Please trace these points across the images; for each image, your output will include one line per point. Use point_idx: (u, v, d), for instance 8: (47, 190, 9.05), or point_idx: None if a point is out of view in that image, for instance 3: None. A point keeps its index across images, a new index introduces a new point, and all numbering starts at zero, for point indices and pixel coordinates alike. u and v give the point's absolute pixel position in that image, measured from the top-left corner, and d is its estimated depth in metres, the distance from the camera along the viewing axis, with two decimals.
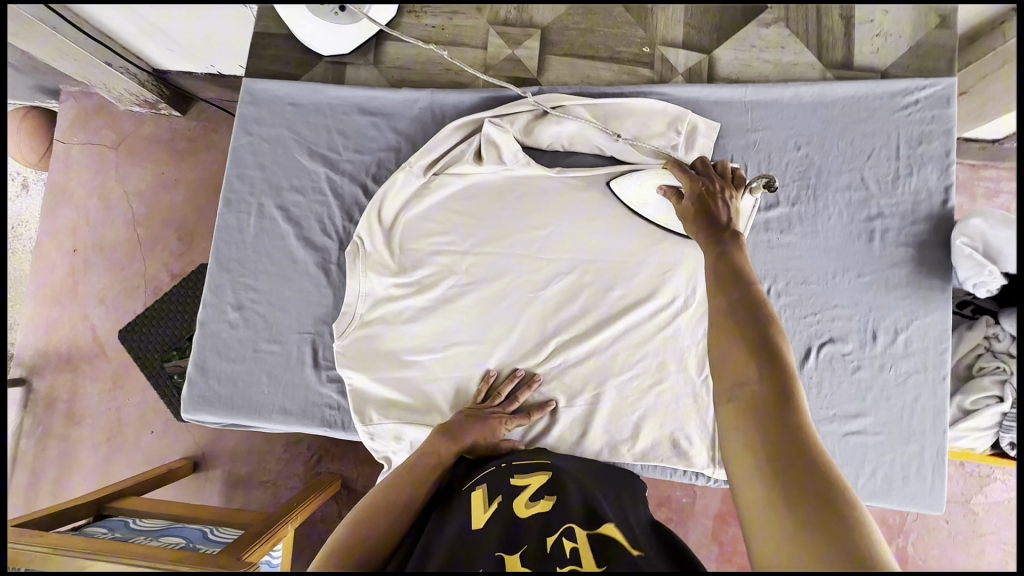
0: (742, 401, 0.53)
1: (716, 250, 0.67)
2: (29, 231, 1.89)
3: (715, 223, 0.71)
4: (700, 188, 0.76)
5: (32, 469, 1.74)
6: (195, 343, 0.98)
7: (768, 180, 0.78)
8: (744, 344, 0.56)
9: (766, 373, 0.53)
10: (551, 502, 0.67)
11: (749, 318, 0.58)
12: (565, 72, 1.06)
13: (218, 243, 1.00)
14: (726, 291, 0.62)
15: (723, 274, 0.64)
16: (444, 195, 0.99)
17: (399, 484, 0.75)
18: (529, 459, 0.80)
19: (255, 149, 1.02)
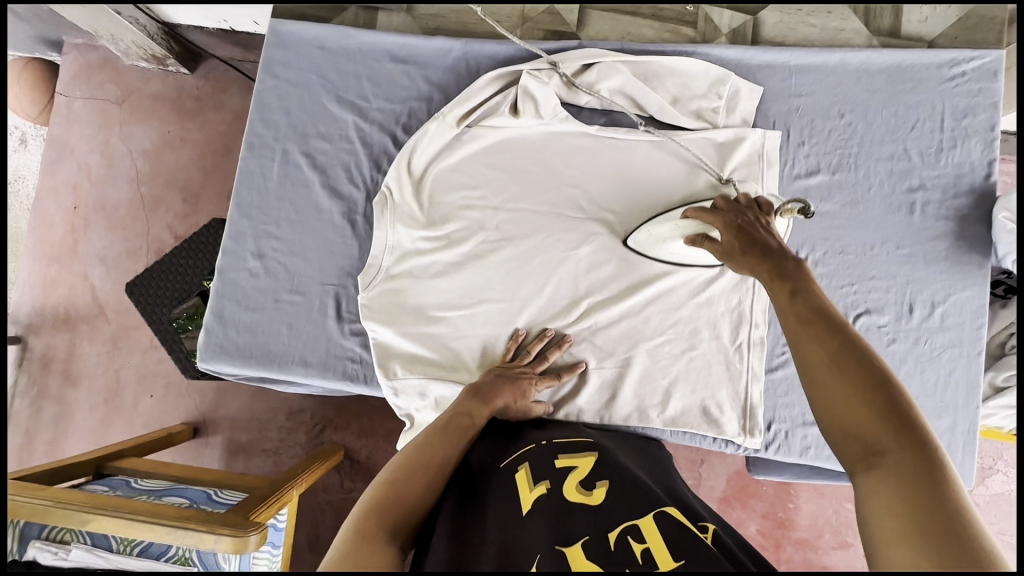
0: (881, 471, 0.49)
1: (789, 291, 0.64)
2: (27, 187, 1.84)
3: (766, 249, 0.69)
4: (738, 220, 0.74)
5: (27, 428, 1.70)
6: (213, 291, 0.94)
7: (804, 204, 0.73)
8: (865, 403, 0.53)
9: (899, 437, 0.50)
10: (603, 488, 0.67)
11: (863, 370, 0.55)
12: (605, 28, 1.06)
13: (241, 188, 0.96)
14: (829, 337, 0.58)
15: (813, 323, 0.60)
16: (476, 148, 0.96)
17: (435, 442, 0.73)
18: (568, 438, 0.81)
19: (281, 93, 0.97)
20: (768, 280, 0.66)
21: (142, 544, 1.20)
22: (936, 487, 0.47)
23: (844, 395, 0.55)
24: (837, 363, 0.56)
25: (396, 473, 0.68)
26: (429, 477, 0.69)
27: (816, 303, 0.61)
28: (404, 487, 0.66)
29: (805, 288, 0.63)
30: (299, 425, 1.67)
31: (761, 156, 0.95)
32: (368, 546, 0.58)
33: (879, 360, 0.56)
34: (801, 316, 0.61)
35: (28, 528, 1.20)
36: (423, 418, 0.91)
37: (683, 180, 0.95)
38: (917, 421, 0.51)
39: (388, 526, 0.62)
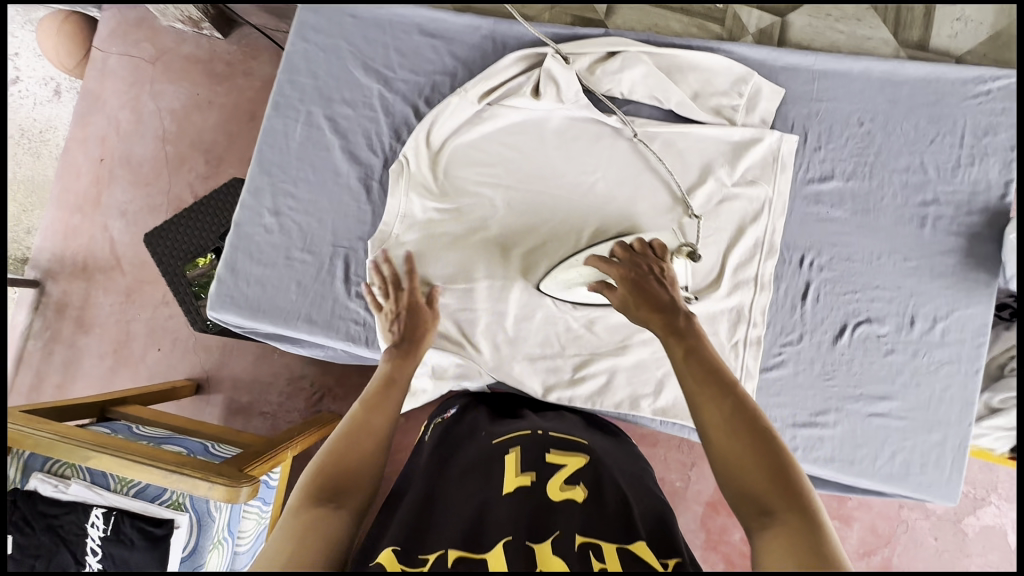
0: (773, 531, 0.53)
1: (683, 349, 0.68)
2: (57, 138, 1.89)
3: (661, 304, 0.74)
4: (632, 273, 0.78)
5: (38, 369, 1.76)
6: (228, 243, 0.97)
7: (689, 247, 0.84)
8: (756, 461, 0.58)
9: (786, 499, 0.55)
10: (584, 490, 0.71)
11: (752, 430, 0.60)
12: (633, 18, 1.07)
13: (263, 146, 0.99)
14: (721, 398, 0.63)
15: (706, 382, 0.65)
16: (495, 126, 0.97)
17: (370, 402, 0.77)
18: (563, 432, 0.84)
19: (310, 56, 1.00)
20: (664, 336, 0.71)
21: (138, 486, 1.24)
22: (822, 547, 0.51)
23: (738, 452, 0.59)
24: (732, 421, 0.61)
25: (335, 449, 0.72)
26: (370, 444, 0.73)
27: (708, 362, 0.66)
28: (346, 451, 0.72)
29: (700, 348, 0.68)
30: (298, 391, 1.70)
31: (775, 159, 0.95)
32: (305, 520, 0.63)
33: (764, 419, 0.61)
34: (696, 374, 0.66)
35: (32, 461, 1.26)
36: (419, 383, 0.96)
37: (695, 175, 0.96)
38: (801, 482, 0.56)
39: (325, 487, 0.67)
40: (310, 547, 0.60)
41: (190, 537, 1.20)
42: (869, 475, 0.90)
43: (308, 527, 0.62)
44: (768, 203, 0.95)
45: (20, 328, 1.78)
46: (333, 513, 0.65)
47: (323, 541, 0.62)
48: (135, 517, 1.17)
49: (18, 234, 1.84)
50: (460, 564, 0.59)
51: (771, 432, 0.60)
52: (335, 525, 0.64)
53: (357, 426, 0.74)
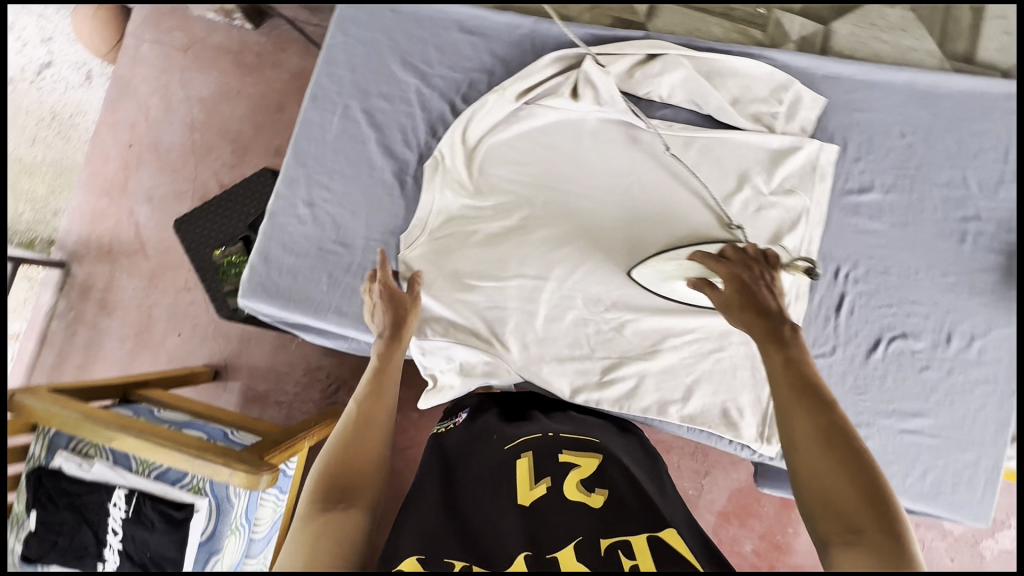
0: (859, 549, 0.52)
1: (784, 358, 0.65)
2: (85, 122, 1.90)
3: (766, 311, 0.70)
4: (743, 274, 0.74)
5: (61, 349, 1.78)
6: (262, 232, 0.98)
7: (810, 264, 0.76)
8: (845, 477, 0.56)
9: (877, 522, 0.53)
10: (604, 495, 0.70)
11: (846, 449, 0.57)
12: (675, 22, 1.07)
13: (299, 137, 0.99)
14: (815, 412, 0.60)
15: (799, 392, 0.62)
16: (531, 125, 0.97)
17: (364, 400, 0.81)
18: (575, 433, 0.83)
19: (349, 49, 1.00)
20: (764, 342, 0.68)
21: (159, 469, 1.25)
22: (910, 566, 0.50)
23: (825, 467, 0.57)
24: (825, 436, 0.58)
25: (337, 452, 0.75)
26: (370, 440, 0.77)
27: (808, 373, 0.63)
28: (347, 453, 0.75)
29: (798, 357, 0.64)
30: (315, 381, 1.72)
31: (814, 169, 0.94)
32: (317, 527, 0.67)
33: (859, 439, 0.58)
34: (789, 383, 0.63)
35: (57, 439, 1.28)
36: (446, 380, 0.95)
37: (732, 182, 0.95)
38: (890, 499, 0.55)
39: (333, 491, 0.71)
40: (327, 553, 0.64)
41: (208, 522, 1.22)
42: (898, 492, 0.89)
43: (324, 532, 0.66)
44: (805, 213, 0.94)
45: (45, 308, 1.81)
46: (345, 515, 0.68)
47: (338, 542, 0.66)
48: (156, 500, 1.18)
49: (45, 216, 1.84)
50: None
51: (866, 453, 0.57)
52: (348, 525, 0.68)
53: (356, 424, 0.78)
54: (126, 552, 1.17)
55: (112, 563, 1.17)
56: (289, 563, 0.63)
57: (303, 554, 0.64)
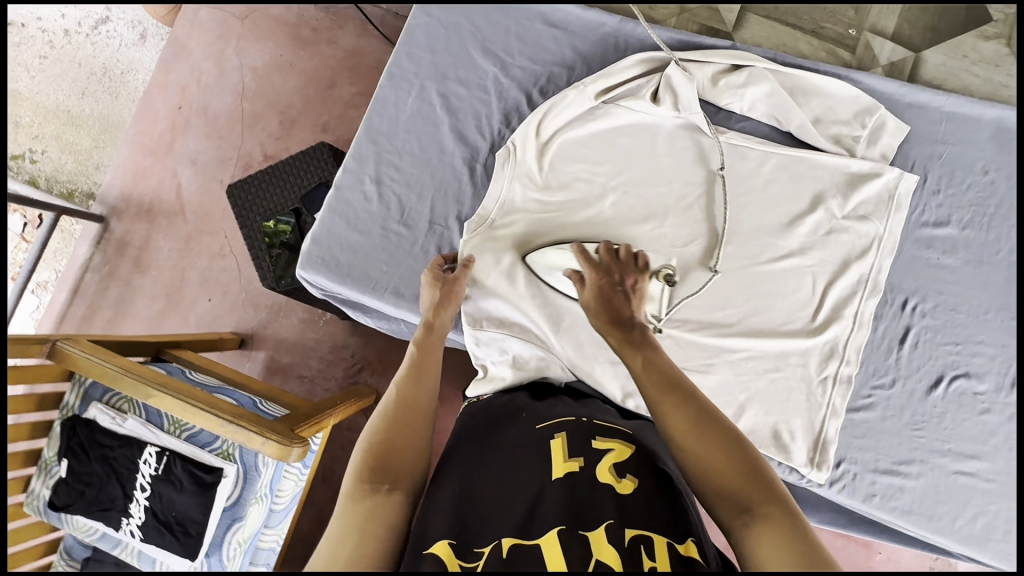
0: (753, 515, 0.57)
1: (643, 360, 0.71)
2: (134, 80, 1.90)
3: (621, 317, 0.76)
4: (603, 282, 0.81)
5: (92, 302, 1.79)
6: (326, 204, 0.98)
7: (669, 272, 0.85)
8: (728, 462, 0.62)
9: (758, 484, 0.60)
10: (632, 482, 0.69)
11: (716, 426, 0.64)
12: (762, 34, 1.10)
13: (372, 113, 0.99)
14: (681, 402, 0.66)
15: (668, 389, 0.67)
16: (607, 125, 0.96)
17: (404, 385, 0.81)
18: (606, 422, 0.82)
19: (430, 31, 1.00)
20: (621, 348, 0.74)
21: (190, 430, 1.25)
22: (802, 531, 0.55)
23: (709, 457, 0.62)
24: (698, 422, 0.64)
25: (379, 436, 0.75)
26: (412, 424, 0.77)
27: (665, 372, 0.69)
28: (388, 436, 0.75)
29: (656, 357, 0.70)
30: (340, 360, 1.71)
31: (891, 197, 0.92)
32: (364, 508, 0.66)
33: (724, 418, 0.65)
34: (657, 382, 0.68)
35: (92, 390, 1.30)
36: (496, 372, 0.93)
37: (806, 202, 0.94)
38: (766, 472, 0.61)
39: (375, 470, 0.71)
40: (372, 535, 0.64)
41: (235, 488, 1.22)
42: (947, 534, 0.86)
43: (371, 513, 0.66)
44: (878, 240, 0.92)
45: (80, 260, 1.82)
46: (389, 496, 0.68)
47: (384, 523, 0.65)
48: (186, 461, 1.18)
49: (86, 168, 1.85)
50: (515, 552, 0.61)
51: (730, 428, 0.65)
52: (392, 506, 0.68)
53: (398, 408, 0.79)
54: (151, 509, 1.17)
55: (137, 518, 1.18)
56: (335, 542, 0.63)
57: (351, 534, 0.63)
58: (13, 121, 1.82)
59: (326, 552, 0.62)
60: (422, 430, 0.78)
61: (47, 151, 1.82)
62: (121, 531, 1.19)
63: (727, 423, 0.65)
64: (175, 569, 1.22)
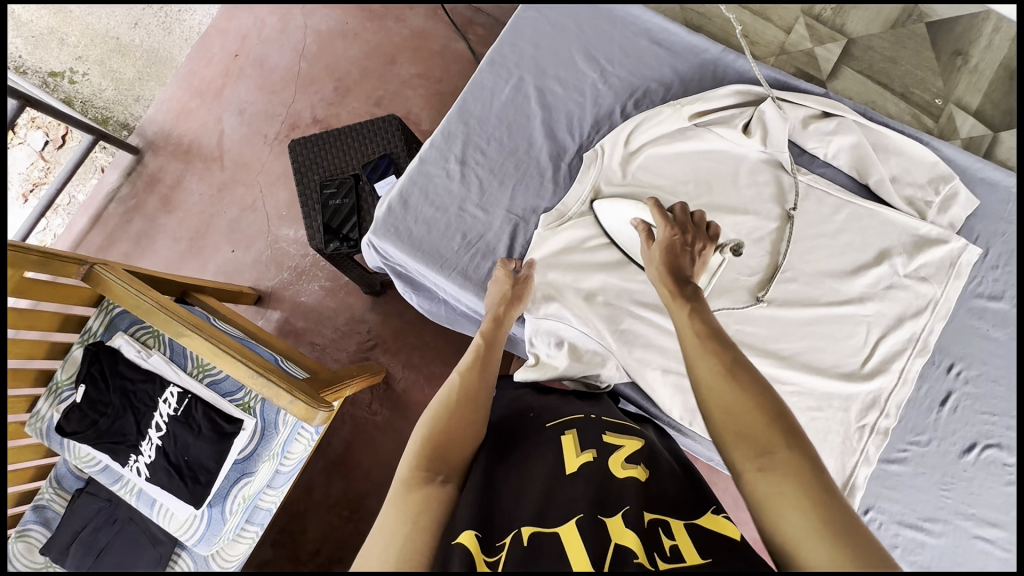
0: (771, 462, 0.58)
1: (687, 309, 0.75)
2: (191, 19, 1.88)
3: (679, 271, 0.81)
4: (675, 238, 0.84)
5: (112, 232, 1.76)
6: (408, 174, 0.99)
7: (736, 245, 0.91)
8: (753, 408, 0.62)
9: (783, 434, 0.60)
10: (647, 470, 0.72)
11: (748, 371, 0.66)
12: (853, 88, 1.18)
13: (468, 96, 1.02)
14: (718, 353, 0.68)
15: (707, 338, 0.70)
16: (695, 147, 0.98)
17: (467, 378, 0.81)
18: (612, 417, 0.83)
19: (537, 27, 1.03)
20: (669, 297, 0.79)
21: (213, 377, 1.24)
22: (824, 484, 0.56)
23: (734, 400, 0.63)
24: (731, 369, 0.66)
25: (437, 425, 0.74)
26: (469, 417, 0.76)
27: (710, 324, 0.72)
28: (445, 428, 0.74)
29: (701, 308, 0.74)
30: (355, 333, 1.65)
31: (952, 265, 0.95)
32: (419, 497, 0.64)
33: (754, 367, 0.67)
34: (697, 332, 0.71)
35: (118, 320, 1.27)
36: (553, 364, 0.93)
37: (871, 255, 0.96)
38: (795, 426, 0.61)
39: (430, 465, 0.69)
40: (425, 520, 0.62)
41: (250, 441, 1.20)
42: None
43: (425, 501, 0.64)
44: (934, 303, 0.95)
45: (107, 188, 1.78)
46: (444, 487, 0.67)
47: (440, 513, 0.63)
48: (208, 407, 1.17)
49: (125, 98, 1.81)
50: (536, 540, 0.61)
51: (759, 375, 0.66)
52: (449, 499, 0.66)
53: (460, 400, 0.78)
54: (163, 450, 1.15)
55: (146, 457, 1.15)
56: (389, 531, 0.61)
57: (405, 521, 0.61)
58: (59, 37, 1.78)
59: (380, 540, 0.60)
60: (479, 425, 0.77)
61: (89, 74, 1.78)
62: (126, 467, 1.16)
63: (759, 376, 0.66)
64: (172, 516, 1.18)
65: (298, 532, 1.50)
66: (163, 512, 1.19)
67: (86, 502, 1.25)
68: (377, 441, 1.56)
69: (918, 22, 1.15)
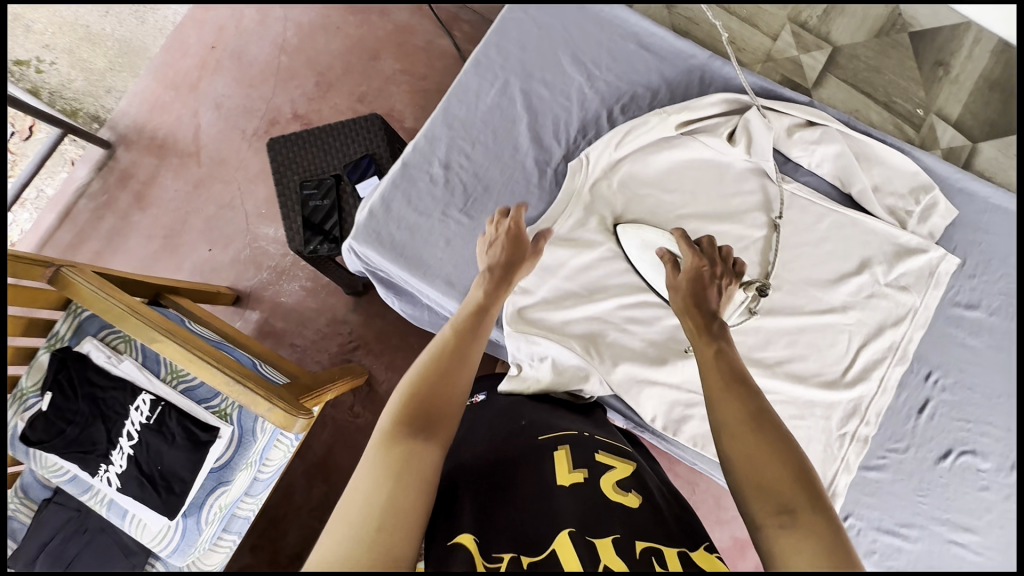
0: (791, 521, 0.54)
1: (715, 349, 0.72)
2: (165, 9, 1.81)
3: (705, 306, 0.78)
4: (703, 268, 0.82)
5: (83, 230, 1.69)
6: (390, 177, 0.97)
7: (760, 285, 0.89)
8: (777, 460, 0.58)
9: (808, 495, 0.55)
10: (639, 498, 0.68)
11: (772, 420, 0.62)
12: (837, 97, 1.18)
13: (452, 98, 1.00)
14: (741, 396, 0.65)
15: (730, 382, 0.67)
16: (681, 155, 0.98)
17: (458, 334, 0.77)
18: (606, 438, 0.82)
19: (523, 28, 1.01)
20: (696, 333, 0.76)
21: (188, 383, 1.21)
22: (845, 552, 0.51)
23: (755, 450, 0.59)
24: (753, 417, 0.62)
25: (424, 377, 0.70)
26: (459, 373, 0.72)
27: (733, 365, 0.69)
28: (435, 380, 0.69)
29: (727, 350, 0.72)
30: (337, 334, 1.61)
31: (932, 274, 0.97)
32: (402, 451, 0.60)
33: (778, 418, 0.62)
34: (719, 372, 0.69)
35: (87, 324, 1.23)
36: (532, 375, 0.92)
37: (853, 264, 0.97)
38: (819, 485, 0.57)
39: (414, 419, 0.65)
40: (406, 479, 0.58)
41: (227, 449, 1.16)
42: None
43: (407, 457, 0.60)
44: (913, 312, 0.96)
45: (76, 184, 1.72)
46: (428, 444, 0.62)
47: (421, 472, 0.59)
48: (182, 416, 1.13)
49: (96, 90, 1.74)
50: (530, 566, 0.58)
51: (785, 428, 0.62)
52: (439, 451, 0.63)
53: (451, 353, 0.74)
54: (135, 459, 1.11)
55: (116, 467, 1.11)
56: (371, 483, 0.57)
57: (390, 473, 0.58)
58: (24, 24, 1.69)
59: (359, 495, 0.56)
60: (467, 379, 0.73)
61: (56, 63, 1.71)
62: (96, 477, 1.12)
63: (784, 429, 0.62)
64: (145, 527, 1.15)
65: (277, 537, 1.47)
66: (135, 523, 1.15)
67: (53, 513, 1.20)
68: (359, 444, 1.54)
69: (901, 32, 1.17)
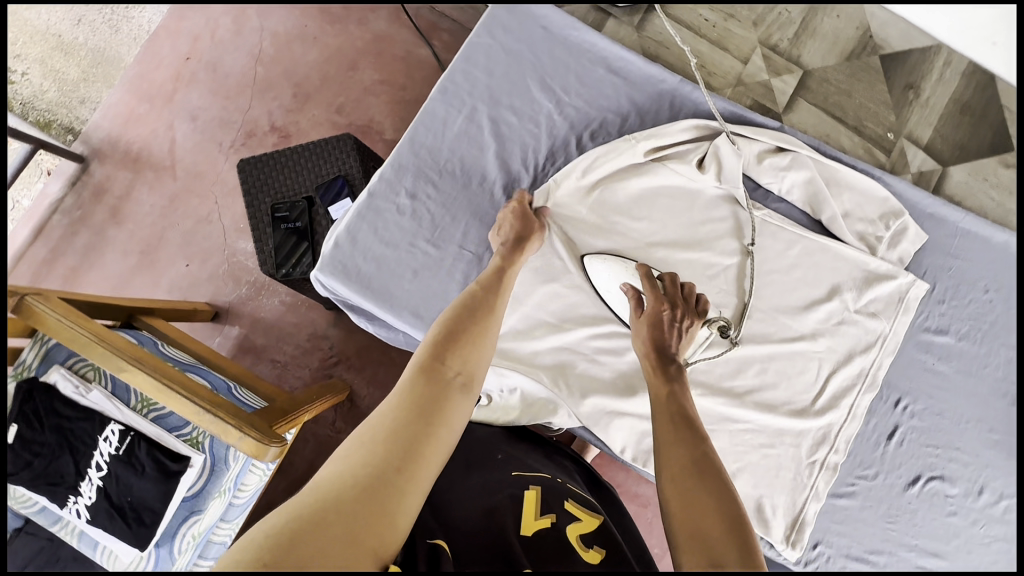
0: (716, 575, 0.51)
1: (667, 391, 0.74)
2: (138, 18, 1.77)
3: (664, 350, 0.80)
4: (663, 311, 0.84)
5: (57, 245, 1.66)
6: (356, 210, 0.94)
7: (723, 323, 0.90)
8: (713, 511, 0.57)
9: (739, 552, 0.53)
10: (600, 554, 0.63)
11: (716, 468, 0.62)
12: (808, 121, 1.18)
13: (418, 125, 0.98)
14: (686, 441, 0.65)
15: (680, 426, 0.68)
16: (650, 181, 0.97)
17: (486, 289, 0.81)
18: (578, 491, 0.80)
19: (490, 53, 1.00)
20: (651, 373, 0.78)
21: (158, 412, 1.19)
22: None
23: (696, 497, 0.58)
24: (695, 462, 0.62)
25: (455, 322, 0.75)
26: (486, 327, 0.76)
27: (683, 410, 0.70)
28: (464, 325, 0.74)
29: (679, 393, 0.73)
30: (317, 349, 1.59)
31: (901, 300, 0.96)
32: (430, 386, 0.65)
33: (722, 468, 0.62)
34: (671, 415, 0.70)
35: (55, 352, 1.21)
36: (501, 404, 0.93)
37: (823, 291, 0.97)
38: (752, 545, 0.55)
39: (445, 359, 0.70)
40: (430, 411, 0.63)
41: (198, 478, 1.15)
42: None
43: (432, 393, 0.65)
44: (883, 338, 0.96)
45: (49, 199, 1.68)
46: (455, 385, 0.67)
47: (445, 410, 0.64)
48: (152, 445, 1.12)
49: (69, 101, 1.71)
50: None
51: (727, 478, 0.61)
52: (465, 406, 0.67)
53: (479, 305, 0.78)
54: (104, 491, 1.10)
55: (86, 498, 1.10)
56: (398, 407, 0.62)
57: (416, 402, 0.63)
58: None
59: (387, 416, 0.62)
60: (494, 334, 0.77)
61: (27, 74, 1.68)
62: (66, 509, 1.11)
63: (727, 478, 0.61)
64: (117, 557, 1.14)
65: None
66: (107, 554, 1.14)
67: (24, 544, 1.19)
68: None
69: (872, 54, 1.17)
